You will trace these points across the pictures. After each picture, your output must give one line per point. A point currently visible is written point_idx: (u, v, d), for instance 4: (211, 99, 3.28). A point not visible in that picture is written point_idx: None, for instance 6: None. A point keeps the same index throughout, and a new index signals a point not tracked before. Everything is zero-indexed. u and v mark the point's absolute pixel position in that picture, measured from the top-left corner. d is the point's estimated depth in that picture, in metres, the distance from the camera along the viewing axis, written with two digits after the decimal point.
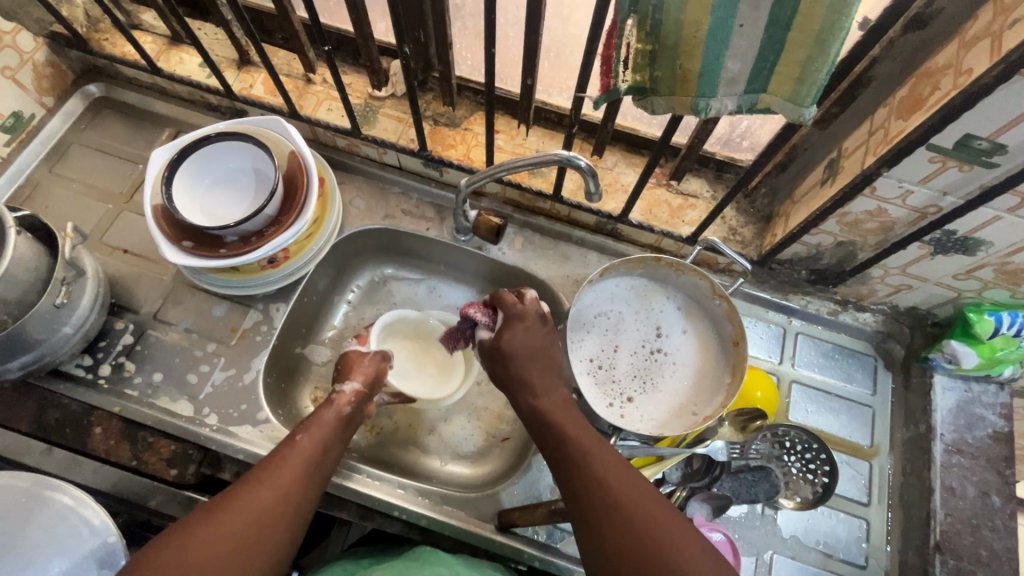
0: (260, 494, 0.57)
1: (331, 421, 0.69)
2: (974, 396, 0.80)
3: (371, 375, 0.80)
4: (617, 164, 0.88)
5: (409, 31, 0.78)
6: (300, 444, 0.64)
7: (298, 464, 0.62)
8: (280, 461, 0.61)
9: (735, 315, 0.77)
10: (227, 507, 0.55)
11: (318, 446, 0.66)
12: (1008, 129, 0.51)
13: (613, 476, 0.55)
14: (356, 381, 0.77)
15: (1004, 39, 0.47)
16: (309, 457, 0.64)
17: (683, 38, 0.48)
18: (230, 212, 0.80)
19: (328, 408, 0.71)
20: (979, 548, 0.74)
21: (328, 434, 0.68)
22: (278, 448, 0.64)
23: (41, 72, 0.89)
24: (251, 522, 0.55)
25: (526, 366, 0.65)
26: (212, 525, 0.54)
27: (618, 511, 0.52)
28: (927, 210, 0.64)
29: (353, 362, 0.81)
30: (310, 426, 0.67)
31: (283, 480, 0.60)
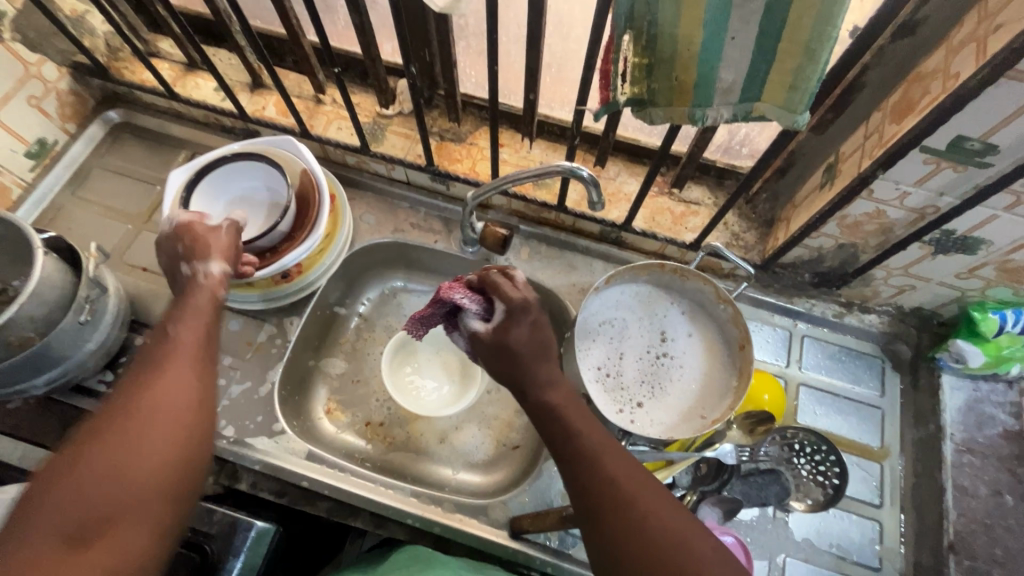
0: (161, 391, 0.53)
1: (206, 305, 0.63)
2: (983, 395, 0.81)
3: (227, 247, 0.69)
4: (619, 173, 0.90)
5: (415, 51, 0.81)
6: (175, 335, 0.58)
7: (181, 357, 0.56)
8: (162, 360, 0.55)
9: (738, 317, 0.78)
10: (119, 423, 0.50)
11: (195, 334, 0.60)
12: (998, 130, 0.53)
13: (619, 475, 0.54)
14: (216, 262, 0.66)
15: (990, 42, 0.48)
16: (192, 347, 0.58)
17: (677, 52, 0.50)
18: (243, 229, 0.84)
19: (197, 287, 0.64)
20: (994, 547, 0.74)
21: (207, 319, 0.62)
22: (153, 345, 0.58)
23: (64, 100, 0.93)
24: (166, 416, 0.52)
25: (532, 362, 0.60)
26: (122, 429, 0.49)
27: (622, 512, 0.52)
28: (925, 211, 0.65)
29: (200, 241, 0.67)
30: (181, 317, 0.60)
31: (170, 377, 0.54)
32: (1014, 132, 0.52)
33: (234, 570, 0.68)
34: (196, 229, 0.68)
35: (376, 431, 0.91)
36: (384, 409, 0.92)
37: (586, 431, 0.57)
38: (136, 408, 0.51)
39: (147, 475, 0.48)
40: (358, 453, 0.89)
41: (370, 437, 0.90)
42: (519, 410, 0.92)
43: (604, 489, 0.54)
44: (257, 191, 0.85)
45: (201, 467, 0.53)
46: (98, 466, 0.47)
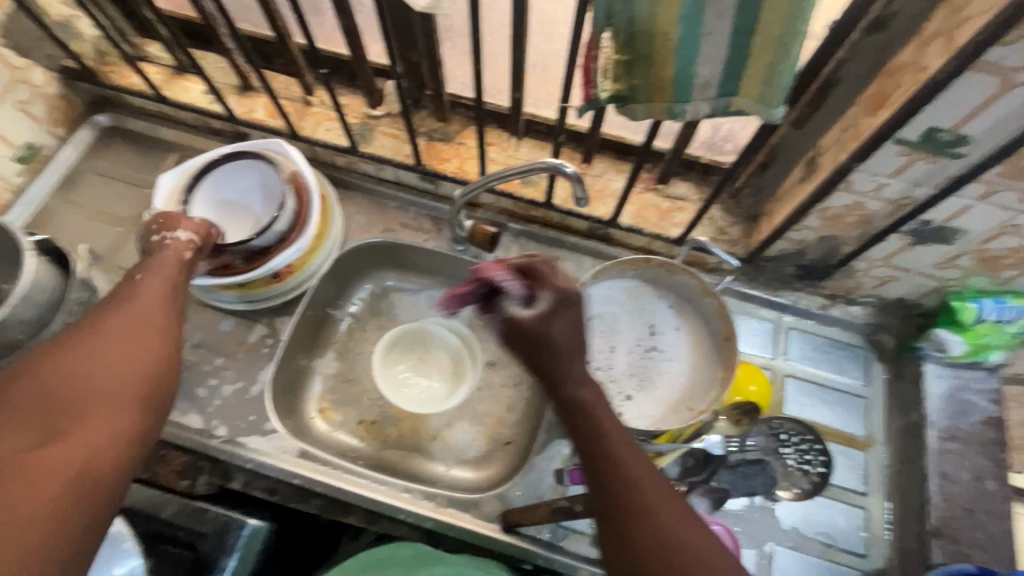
0: (124, 322, 0.57)
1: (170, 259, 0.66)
2: (965, 383, 0.82)
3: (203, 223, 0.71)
4: (606, 170, 0.91)
5: (402, 51, 0.82)
6: (142, 281, 0.62)
7: (152, 291, 0.61)
8: (133, 291, 0.60)
9: (723, 310, 0.79)
10: (91, 334, 0.55)
11: (168, 278, 0.64)
12: (969, 121, 0.54)
13: (637, 477, 0.51)
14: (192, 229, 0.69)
15: (957, 35, 0.50)
16: (163, 286, 0.63)
17: (655, 48, 0.51)
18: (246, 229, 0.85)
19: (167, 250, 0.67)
20: (976, 531, 0.75)
21: (174, 272, 0.65)
22: (116, 293, 0.61)
23: (52, 104, 0.93)
24: (127, 343, 0.55)
25: (570, 354, 0.58)
26: (80, 350, 0.53)
27: (635, 515, 0.50)
28: (902, 202, 0.67)
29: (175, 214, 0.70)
30: (150, 267, 0.64)
31: (143, 304, 0.60)
32: (984, 122, 0.54)
33: (228, 568, 0.68)
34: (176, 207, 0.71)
35: (368, 429, 0.91)
36: (376, 408, 0.92)
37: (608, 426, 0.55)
38: (95, 335, 0.54)
39: (111, 388, 0.52)
40: (351, 451, 0.90)
41: (362, 436, 0.91)
42: (510, 406, 0.93)
43: (620, 490, 0.51)
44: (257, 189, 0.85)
45: (164, 389, 0.56)
46: (60, 371, 0.51)
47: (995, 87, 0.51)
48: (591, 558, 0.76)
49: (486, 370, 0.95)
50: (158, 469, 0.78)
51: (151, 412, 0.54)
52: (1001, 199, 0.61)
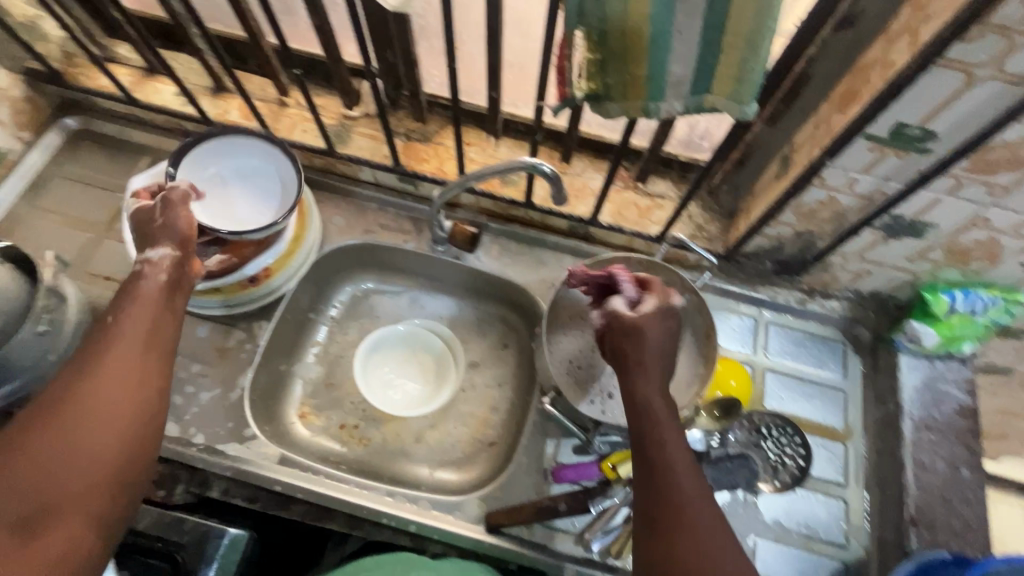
0: (106, 380, 0.54)
1: (150, 289, 0.61)
2: (939, 373, 0.84)
3: (177, 232, 0.64)
4: (585, 169, 0.91)
5: (377, 51, 0.81)
6: (118, 321, 0.58)
7: (132, 332, 0.58)
8: (113, 335, 0.57)
9: (703, 306, 0.80)
10: (71, 396, 0.52)
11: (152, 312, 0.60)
12: (935, 116, 0.55)
13: (694, 498, 0.54)
14: (169, 246, 0.63)
15: (921, 32, 0.51)
16: (146, 323, 0.59)
17: (627, 47, 0.52)
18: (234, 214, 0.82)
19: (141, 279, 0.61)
20: (952, 519, 0.77)
21: (154, 301, 0.61)
22: (95, 333, 0.58)
23: (18, 107, 0.91)
24: (108, 410, 0.53)
25: (654, 363, 0.59)
26: (59, 425, 0.51)
27: (681, 534, 0.52)
28: (874, 197, 0.68)
29: (148, 227, 0.65)
30: (129, 301, 0.60)
31: (122, 351, 0.56)
32: (949, 117, 0.55)
33: None
34: (153, 213, 0.65)
35: (350, 433, 0.90)
36: (358, 412, 0.91)
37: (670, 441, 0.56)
38: (76, 400, 0.52)
39: (85, 467, 0.50)
40: (333, 457, 0.88)
41: (344, 440, 0.90)
42: (494, 407, 0.92)
43: (675, 502, 0.53)
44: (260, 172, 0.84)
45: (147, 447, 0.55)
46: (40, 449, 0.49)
47: (959, 83, 0.52)
48: (575, 556, 0.75)
49: (469, 371, 0.95)
50: None
51: (140, 470, 0.54)
52: (968, 192, 0.62)
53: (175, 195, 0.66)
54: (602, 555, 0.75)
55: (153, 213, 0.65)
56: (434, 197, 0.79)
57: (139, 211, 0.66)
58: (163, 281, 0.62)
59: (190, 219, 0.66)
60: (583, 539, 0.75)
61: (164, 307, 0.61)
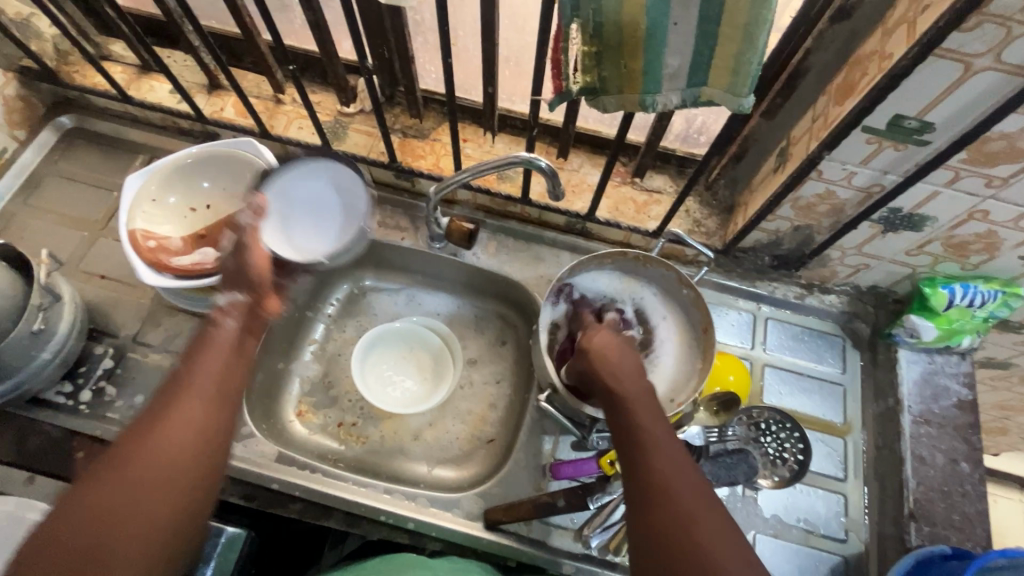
0: (169, 434, 0.53)
1: (222, 339, 0.61)
2: (938, 367, 0.84)
3: (246, 279, 0.65)
4: (582, 165, 0.90)
5: (372, 47, 0.81)
6: (190, 374, 0.58)
7: (199, 387, 0.57)
8: (180, 390, 0.56)
9: (701, 301, 0.80)
10: (137, 452, 0.52)
11: (220, 366, 0.59)
12: (933, 108, 0.55)
13: (675, 473, 0.55)
14: (238, 292, 0.64)
15: (918, 23, 0.50)
16: (215, 378, 0.58)
17: (623, 39, 0.51)
18: (294, 237, 0.81)
19: (212, 327, 0.61)
20: (952, 513, 0.77)
21: (221, 351, 0.60)
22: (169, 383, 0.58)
23: (12, 106, 0.90)
24: (161, 466, 0.52)
25: (620, 365, 0.65)
26: (122, 481, 0.50)
27: (666, 506, 0.53)
28: (872, 190, 0.67)
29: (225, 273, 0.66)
30: (200, 355, 0.59)
31: (187, 406, 0.55)
32: (946, 109, 0.54)
33: None
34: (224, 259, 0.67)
35: (348, 432, 0.90)
36: (356, 410, 0.91)
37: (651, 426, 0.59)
38: (134, 458, 0.52)
39: (144, 522, 0.50)
40: (331, 455, 0.88)
41: (342, 438, 0.89)
42: (492, 404, 0.92)
43: (655, 480, 0.55)
44: (310, 190, 0.83)
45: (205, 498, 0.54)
46: (105, 505, 0.49)
47: (957, 73, 0.51)
48: (574, 552, 0.75)
49: (467, 368, 0.95)
50: None
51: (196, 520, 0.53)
52: (966, 185, 0.62)
53: (249, 237, 0.67)
54: (601, 551, 0.75)
55: (228, 257, 0.67)
56: (430, 193, 0.78)
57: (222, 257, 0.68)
58: (232, 327, 0.62)
59: (258, 262, 0.66)
60: (583, 535, 0.74)
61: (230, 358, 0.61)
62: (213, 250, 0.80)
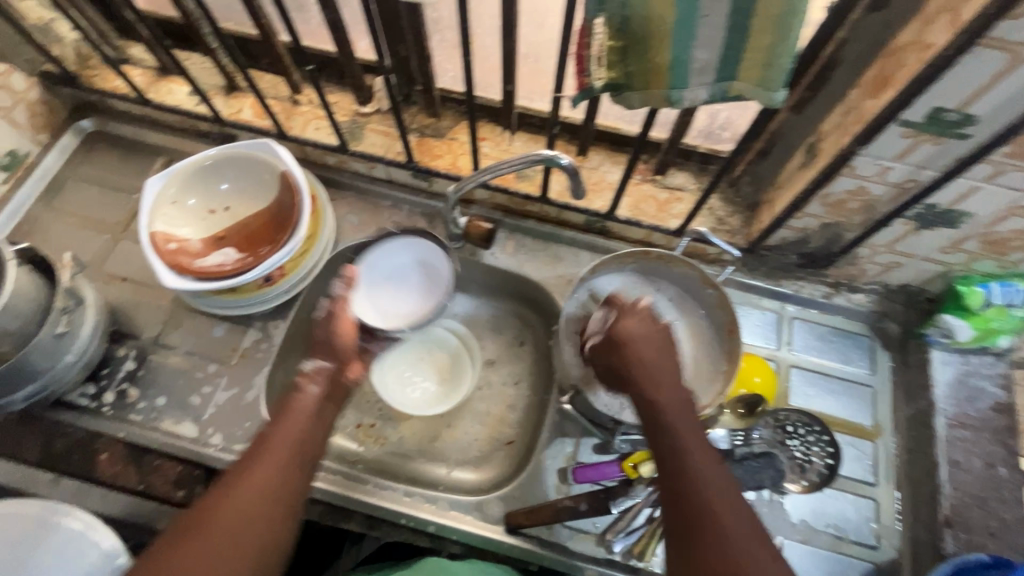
0: (250, 492, 0.57)
1: (302, 407, 0.64)
2: (973, 368, 0.81)
3: (335, 347, 0.71)
4: (602, 162, 0.89)
5: (389, 46, 0.80)
6: (271, 434, 0.62)
7: (279, 450, 0.60)
8: (263, 451, 0.60)
9: (725, 301, 0.78)
10: (223, 506, 0.56)
11: (300, 432, 0.63)
12: (976, 99, 0.53)
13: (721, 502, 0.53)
14: (325, 359, 0.69)
15: (963, 10, 0.48)
16: (295, 440, 0.62)
17: (650, 33, 0.50)
18: (380, 302, 0.89)
19: (296, 393, 0.66)
20: (989, 520, 0.74)
21: (300, 420, 0.64)
22: (252, 446, 0.62)
23: (35, 110, 0.91)
24: (245, 525, 0.55)
25: (659, 367, 0.61)
26: (209, 535, 0.54)
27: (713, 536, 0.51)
28: (907, 185, 0.65)
29: (316, 339, 0.72)
30: (281, 417, 0.64)
31: (268, 466, 0.59)
32: (990, 101, 0.52)
33: None
34: (317, 327, 0.73)
35: (367, 433, 0.89)
36: (375, 411, 0.91)
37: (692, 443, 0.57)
38: (219, 515, 0.55)
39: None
40: (351, 457, 0.88)
41: (361, 440, 0.89)
42: (511, 405, 0.91)
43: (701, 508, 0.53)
44: (399, 259, 0.89)
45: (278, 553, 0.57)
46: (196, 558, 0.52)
47: (1003, 63, 0.49)
48: (596, 556, 0.74)
49: (485, 369, 0.94)
50: (153, 480, 0.77)
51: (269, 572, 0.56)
52: (1008, 179, 0.59)
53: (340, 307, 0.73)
54: (625, 556, 0.73)
55: (319, 324, 0.73)
56: (449, 192, 0.77)
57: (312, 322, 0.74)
58: (314, 395, 0.66)
59: (345, 331, 0.72)
60: (606, 540, 0.73)
61: (307, 428, 0.64)
62: (235, 250, 0.82)
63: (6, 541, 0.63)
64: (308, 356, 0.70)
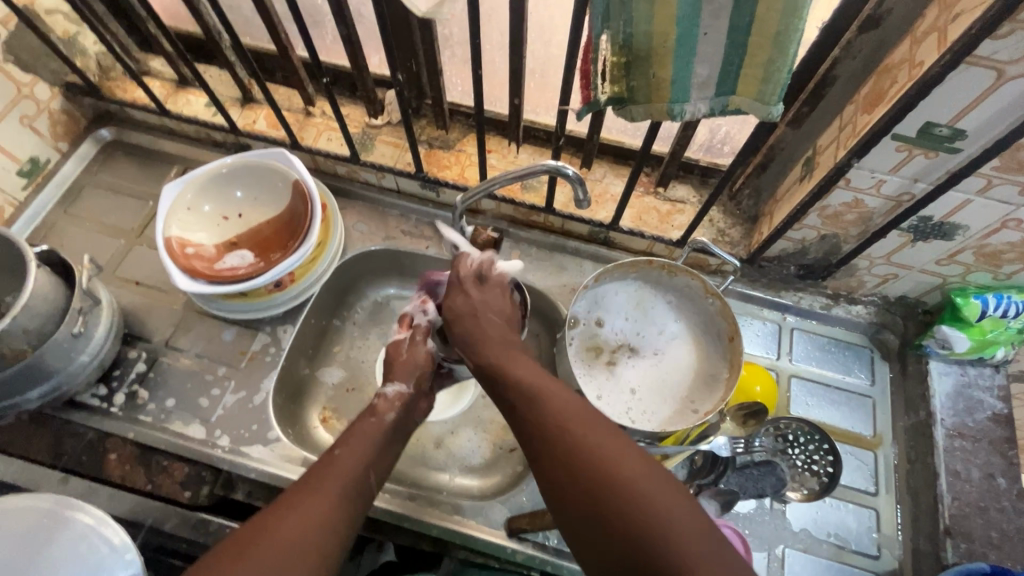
0: (306, 510, 0.54)
1: (374, 430, 0.67)
2: (971, 379, 0.82)
3: (415, 370, 0.76)
4: (605, 175, 0.91)
5: (402, 61, 0.83)
6: (337, 456, 0.62)
7: (336, 478, 0.59)
8: (319, 474, 0.59)
9: (726, 310, 0.80)
10: (277, 523, 0.52)
11: (357, 458, 0.63)
12: (965, 115, 0.55)
13: (590, 437, 0.54)
14: (404, 383, 0.74)
15: (950, 31, 0.50)
16: (352, 472, 0.61)
17: (653, 49, 0.52)
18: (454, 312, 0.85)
19: (370, 417, 0.69)
20: (990, 530, 0.74)
21: (367, 447, 0.65)
22: (316, 469, 0.61)
23: (56, 119, 0.94)
24: (297, 539, 0.51)
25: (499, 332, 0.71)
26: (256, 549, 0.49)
27: (578, 465, 0.52)
28: (902, 198, 0.67)
29: (392, 365, 0.77)
30: (345, 441, 0.65)
31: (326, 489, 0.57)
32: (979, 117, 0.54)
33: None
34: (401, 347, 0.78)
35: None
36: None
37: (549, 395, 0.59)
38: (272, 530, 0.51)
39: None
40: None
41: None
42: None
43: (563, 449, 0.54)
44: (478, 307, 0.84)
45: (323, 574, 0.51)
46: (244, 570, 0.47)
47: (990, 80, 0.51)
48: None
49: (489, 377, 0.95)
50: (161, 480, 0.78)
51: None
52: (999, 193, 0.61)
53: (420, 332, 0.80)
54: None
55: (402, 347, 0.78)
56: (459, 199, 0.78)
57: (392, 344, 0.79)
58: (386, 423, 0.69)
59: (422, 358, 0.78)
60: None
61: (371, 454, 0.65)
62: (250, 254, 0.85)
63: (16, 536, 0.63)
64: (388, 382, 0.75)
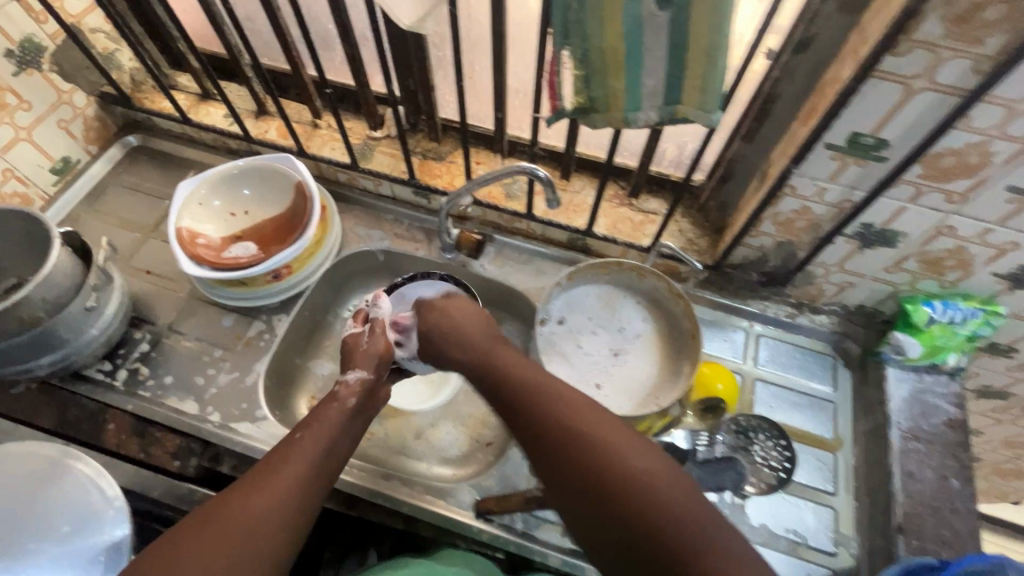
0: (264, 494, 0.57)
1: (336, 415, 0.69)
2: (927, 386, 0.86)
3: (374, 359, 0.79)
4: (583, 186, 0.99)
5: (400, 79, 0.93)
6: (299, 437, 0.65)
7: (299, 458, 0.62)
8: (283, 454, 0.62)
9: (690, 310, 0.85)
10: (240, 503, 0.56)
11: (321, 438, 0.65)
12: (885, 125, 0.61)
13: (570, 415, 0.58)
14: (365, 370, 0.77)
15: (862, 50, 0.58)
16: (317, 449, 0.64)
17: (606, 62, 0.60)
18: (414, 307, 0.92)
19: (334, 402, 0.71)
20: (942, 529, 0.76)
21: (331, 428, 0.67)
22: (281, 447, 0.64)
23: (89, 124, 1.05)
24: (258, 519, 0.55)
25: (467, 331, 0.76)
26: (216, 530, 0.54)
27: (560, 438, 0.56)
28: (843, 206, 0.73)
29: (352, 352, 0.80)
30: (311, 423, 0.67)
31: (290, 468, 0.61)
32: (896, 127, 0.61)
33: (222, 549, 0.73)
34: (360, 338, 0.82)
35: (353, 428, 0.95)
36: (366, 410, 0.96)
37: (537, 379, 0.63)
38: (230, 511, 0.55)
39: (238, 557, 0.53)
40: None
41: None
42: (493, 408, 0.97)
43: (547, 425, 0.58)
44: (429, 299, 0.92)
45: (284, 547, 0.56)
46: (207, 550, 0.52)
47: (900, 94, 0.58)
48: (563, 545, 0.77)
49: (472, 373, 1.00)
50: (153, 450, 0.83)
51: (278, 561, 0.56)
52: (929, 200, 0.67)
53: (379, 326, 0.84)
54: None
55: (361, 338, 0.82)
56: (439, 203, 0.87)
57: (352, 335, 0.84)
58: (349, 406, 0.72)
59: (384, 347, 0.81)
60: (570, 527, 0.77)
61: (336, 436, 0.67)
62: (253, 247, 0.92)
63: (23, 475, 0.71)
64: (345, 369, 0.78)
